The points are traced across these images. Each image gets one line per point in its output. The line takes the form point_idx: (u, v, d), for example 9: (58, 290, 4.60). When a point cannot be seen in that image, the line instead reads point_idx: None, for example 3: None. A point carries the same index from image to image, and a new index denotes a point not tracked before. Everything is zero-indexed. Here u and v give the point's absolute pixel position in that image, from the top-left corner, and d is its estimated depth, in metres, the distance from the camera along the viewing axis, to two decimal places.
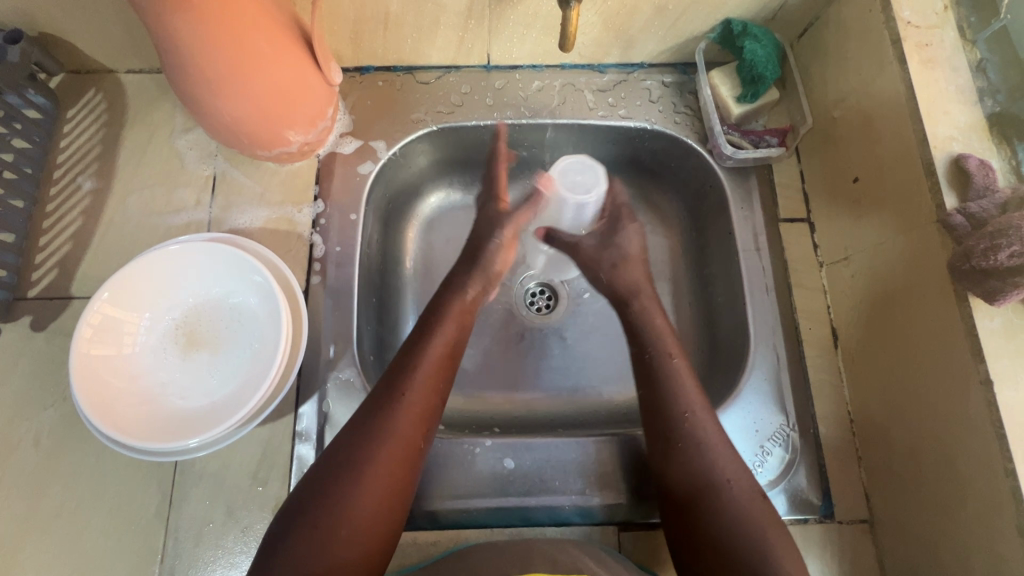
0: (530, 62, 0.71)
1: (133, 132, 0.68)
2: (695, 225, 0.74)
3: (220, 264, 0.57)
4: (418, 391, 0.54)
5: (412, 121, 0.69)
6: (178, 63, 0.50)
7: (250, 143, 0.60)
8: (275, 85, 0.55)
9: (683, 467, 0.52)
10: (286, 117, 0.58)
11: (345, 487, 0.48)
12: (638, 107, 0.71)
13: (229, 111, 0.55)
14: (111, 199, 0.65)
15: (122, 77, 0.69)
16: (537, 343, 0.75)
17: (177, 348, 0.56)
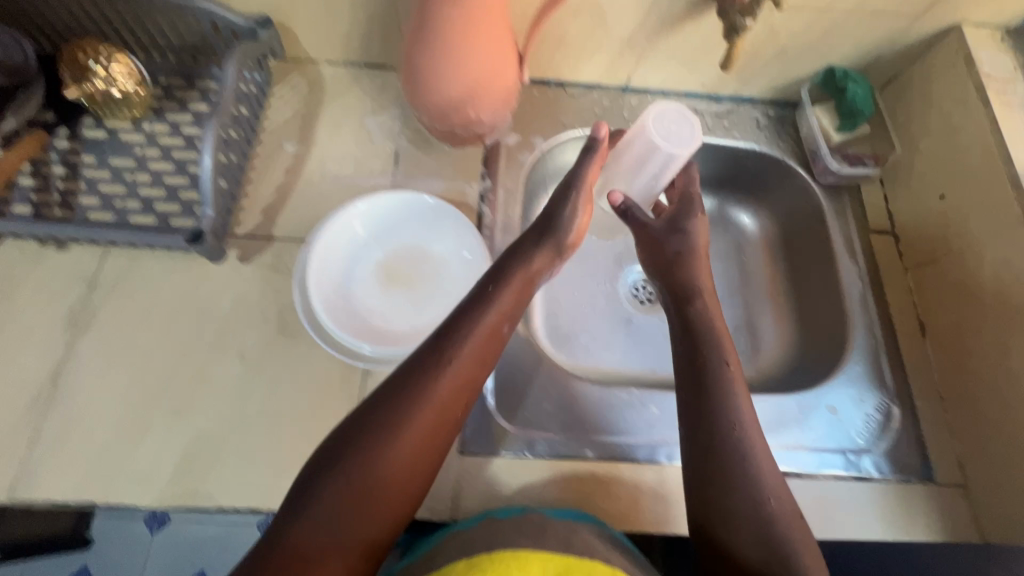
0: (660, 87, 0.85)
1: (328, 110, 0.80)
2: (788, 234, 0.88)
3: (424, 214, 0.70)
4: (463, 362, 0.50)
5: (562, 124, 0.82)
6: (435, 27, 0.62)
7: (444, 114, 0.70)
8: (492, 73, 0.67)
9: (743, 465, 0.54)
10: (480, 102, 0.70)
11: (377, 449, 0.47)
12: (747, 131, 0.86)
13: (452, 90, 0.68)
14: (309, 162, 0.76)
15: (321, 67, 0.82)
16: (645, 327, 0.86)
17: (376, 275, 0.69)
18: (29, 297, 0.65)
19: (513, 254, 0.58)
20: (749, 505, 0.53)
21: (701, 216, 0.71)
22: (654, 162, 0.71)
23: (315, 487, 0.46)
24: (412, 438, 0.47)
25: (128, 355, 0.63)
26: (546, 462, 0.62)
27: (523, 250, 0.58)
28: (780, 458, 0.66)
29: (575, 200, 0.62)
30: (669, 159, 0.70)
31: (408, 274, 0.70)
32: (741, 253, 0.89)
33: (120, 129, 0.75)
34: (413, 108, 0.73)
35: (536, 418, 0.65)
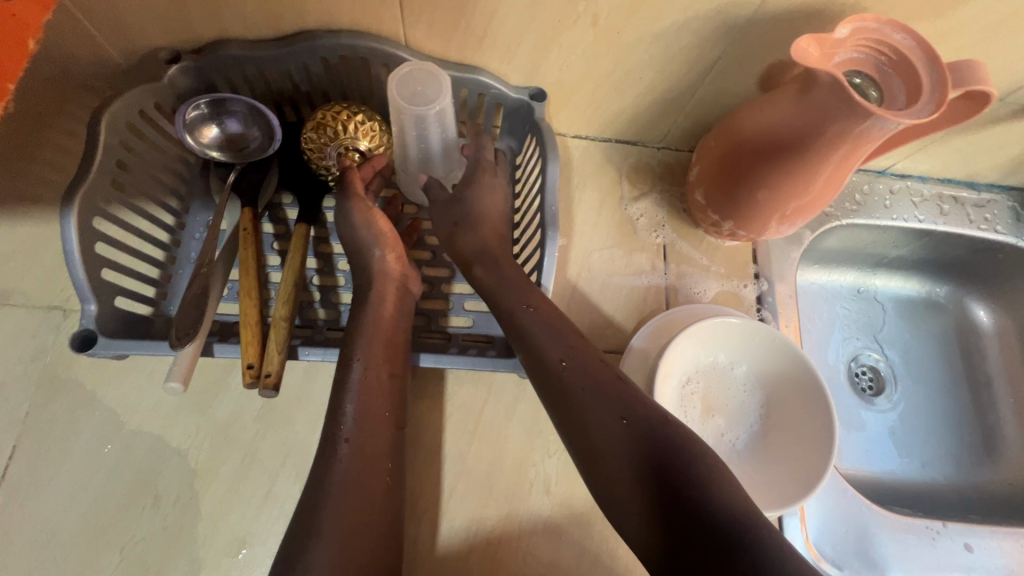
0: (921, 173, 0.80)
1: (584, 194, 0.72)
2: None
3: (767, 353, 0.61)
4: (356, 419, 0.49)
5: (824, 214, 0.77)
6: (790, 121, 0.54)
7: (727, 199, 0.64)
8: (803, 203, 0.61)
9: (622, 441, 0.45)
10: (777, 209, 0.62)
11: (319, 522, 0.43)
12: (1007, 223, 0.81)
13: (758, 198, 0.61)
14: (574, 256, 0.69)
15: (568, 140, 0.75)
16: (873, 420, 0.85)
17: (701, 393, 0.62)
18: (311, 423, 0.58)
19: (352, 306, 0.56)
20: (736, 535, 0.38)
21: (490, 177, 0.64)
22: (414, 129, 0.58)
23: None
24: (349, 511, 0.44)
25: (426, 489, 0.58)
26: None
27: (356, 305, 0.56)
28: None
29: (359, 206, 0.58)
30: (436, 122, 0.58)
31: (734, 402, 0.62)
32: (969, 345, 0.88)
33: None
34: (698, 194, 0.68)
35: (849, 563, 0.60)
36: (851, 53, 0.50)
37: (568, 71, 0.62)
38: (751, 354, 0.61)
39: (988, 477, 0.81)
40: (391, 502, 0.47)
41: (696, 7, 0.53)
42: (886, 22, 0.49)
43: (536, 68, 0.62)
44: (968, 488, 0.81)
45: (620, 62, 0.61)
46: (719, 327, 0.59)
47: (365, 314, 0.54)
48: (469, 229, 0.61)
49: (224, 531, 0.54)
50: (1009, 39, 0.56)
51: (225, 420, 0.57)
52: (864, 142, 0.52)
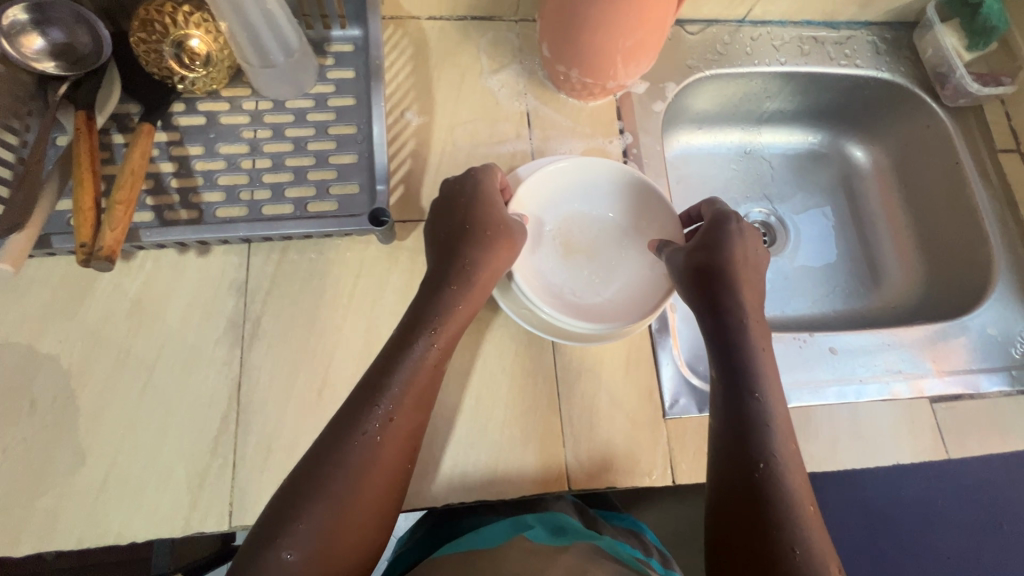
0: (779, 17, 0.81)
1: (442, 72, 0.73)
2: (897, 163, 0.87)
3: (606, 180, 0.67)
4: (404, 413, 0.51)
5: (688, 67, 0.78)
6: None
7: (570, 48, 0.65)
8: (636, 40, 0.62)
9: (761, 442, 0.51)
10: (614, 50, 0.63)
11: (334, 483, 0.47)
12: (868, 58, 0.83)
13: (593, 42, 0.63)
14: (437, 132, 0.70)
15: (423, 23, 0.74)
16: (769, 267, 0.86)
17: (564, 236, 0.68)
18: (182, 315, 0.59)
19: (470, 272, 0.57)
20: (774, 539, 0.47)
21: (742, 229, 0.62)
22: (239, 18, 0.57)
23: (279, 542, 0.45)
24: (361, 498, 0.48)
25: (305, 362, 0.59)
26: None
27: (470, 271, 0.57)
28: (846, 392, 0.66)
29: (489, 262, 0.58)
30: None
31: (597, 232, 0.69)
32: (852, 186, 0.91)
33: (217, 111, 0.67)
34: (545, 49, 0.68)
35: None
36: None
37: None
38: (593, 184, 0.67)
39: (875, 302, 0.84)
40: (402, 482, 0.51)
41: None
42: None
43: None
44: (857, 314, 0.84)
45: None
46: (553, 170, 0.65)
47: (462, 295, 0.56)
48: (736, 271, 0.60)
49: (106, 425, 0.55)
50: None
51: (95, 323, 0.58)
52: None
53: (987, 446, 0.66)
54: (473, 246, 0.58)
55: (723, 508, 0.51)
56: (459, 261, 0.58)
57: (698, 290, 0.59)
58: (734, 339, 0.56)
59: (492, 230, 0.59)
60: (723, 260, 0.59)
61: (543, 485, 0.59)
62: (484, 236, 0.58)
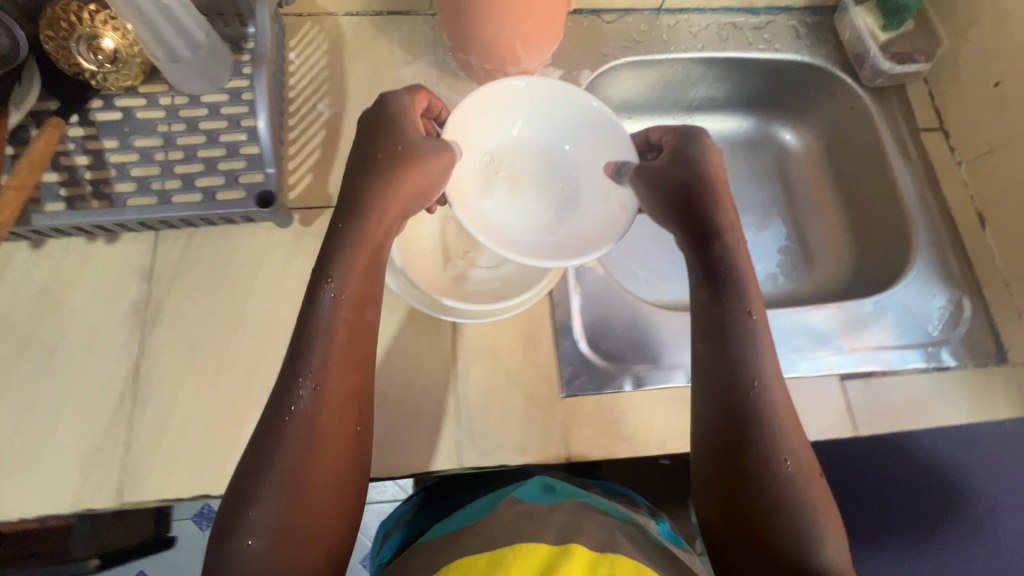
0: (696, 4, 0.81)
1: (356, 66, 0.74)
2: (828, 146, 0.88)
3: (550, 99, 0.66)
4: (337, 369, 0.49)
5: (603, 54, 0.79)
6: None
7: (470, 40, 0.66)
8: (536, 20, 0.64)
9: (748, 383, 0.50)
10: (511, 37, 0.65)
11: (282, 455, 0.46)
12: (789, 42, 0.83)
13: (494, 31, 0.64)
14: (348, 122, 0.71)
15: (340, 19, 0.77)
16: None
17: (506, 166, 0.69)
18: (88, 299, 0.61)
19: (360, 198, 0.54)
20: (754, 467, 0.48)
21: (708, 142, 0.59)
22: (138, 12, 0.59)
23: (240, 531, 0.44)
24: (314, 465, 0.46)
25: (204, 344, 0.61)
26: (649, 393, 0.63)
27: (361, 202, 0.54)
28: None
29: (401, 196, 0.54)
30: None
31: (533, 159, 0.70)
32: (783, 171, 0.91)
33: (134, 105, 0.69)
34: (452, 46, 0.70)
35: (623, 353, 0.65)
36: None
37: None
38: (539, 107, 0.67)
39: (803, 285, 0.83)
40: (363, 439, 0.49)
41: None
42: None
43: None
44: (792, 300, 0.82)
45: None
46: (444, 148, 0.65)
47: (356, 239, 0.53)
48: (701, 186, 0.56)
49: (6, 404, 0.57)
50: None
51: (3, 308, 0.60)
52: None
53: (899, 425, 0.65)
54: (380, 170, 0.55)
55: (712, 461, 0.50)
56: (358, 195, 0.54)
57: (676, 212, 0.57)
58: (718, 280, 0.54)
59: (395, 154, 0.55)
60: (700, 174, 0.57)
61: (434, 464, 0.59)
62: (383, 161, 0.55)
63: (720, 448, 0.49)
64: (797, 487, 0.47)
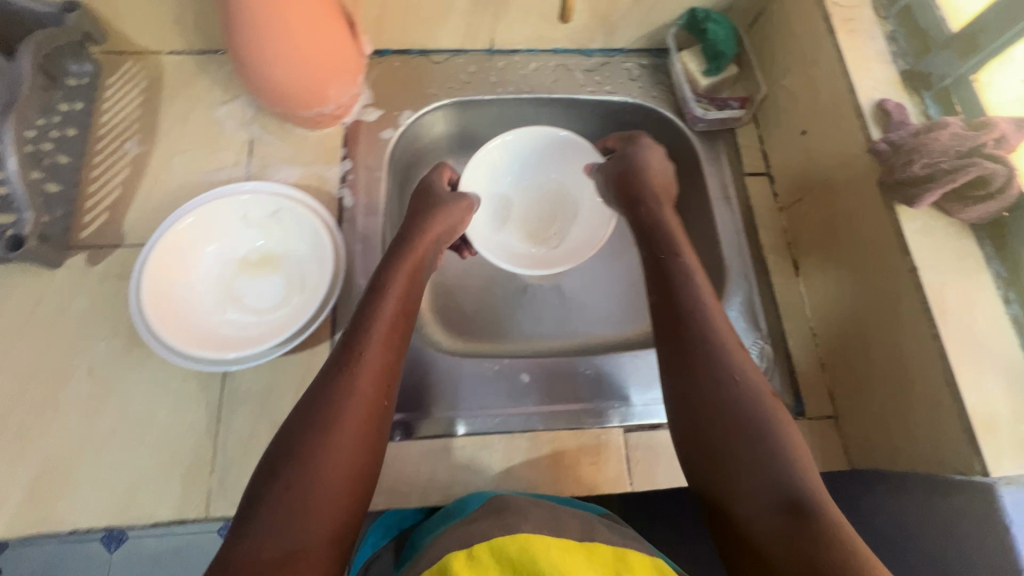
0: (527, 45, 0.82)
1: (173, 104, 0.75)
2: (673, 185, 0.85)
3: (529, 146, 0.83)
4: (369, 375, 0.54)
5: (427, 95, 0.79)
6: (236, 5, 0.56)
7: (259, 91, 0.66)
8: (327, 52, 0.64)
9: (713, 374, 0.54)
10: (299, 84, 0.65)
11: (322, 441, 0.49)
12: (620, 84, 0.83)
13: (283, 76, 0.64)
14: (154, 160, 0.72)
15: (164, 57, 0.77)
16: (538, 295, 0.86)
17: (516, 212, 0.86)
18: None
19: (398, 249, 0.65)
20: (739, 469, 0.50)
21: (652, 148, 0.74)
22: None
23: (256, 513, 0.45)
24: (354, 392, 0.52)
25: None
26: (418, 443, 0.63)
27: (401, 249, 0.65)
28: (528, 420, 0.65)
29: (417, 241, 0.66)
30: None
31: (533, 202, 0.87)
32: None
33: None
34: (256, 98, 0.69)
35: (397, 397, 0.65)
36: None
37: None
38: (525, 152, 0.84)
39: (630, 329, 0.83)
40: (380, 443, 0.53)
41: None
42: None
43: None
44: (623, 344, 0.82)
45: None
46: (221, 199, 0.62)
47: (393, 273, 0.62)
48: (641, 173, 0.71)
49: None
50: None
51: None
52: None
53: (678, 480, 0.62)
54: (415, 215, 0.69)
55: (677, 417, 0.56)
56: (416, 226, 0.67)
57: (631, 209, 0.70)
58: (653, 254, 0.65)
59: (422, 209, 0.70)
60: (643, 172, 0.71)
61: (182, 512, 0.58)
62: (418, 214, 0.69)
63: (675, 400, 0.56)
64: (745, 407, 0.52)
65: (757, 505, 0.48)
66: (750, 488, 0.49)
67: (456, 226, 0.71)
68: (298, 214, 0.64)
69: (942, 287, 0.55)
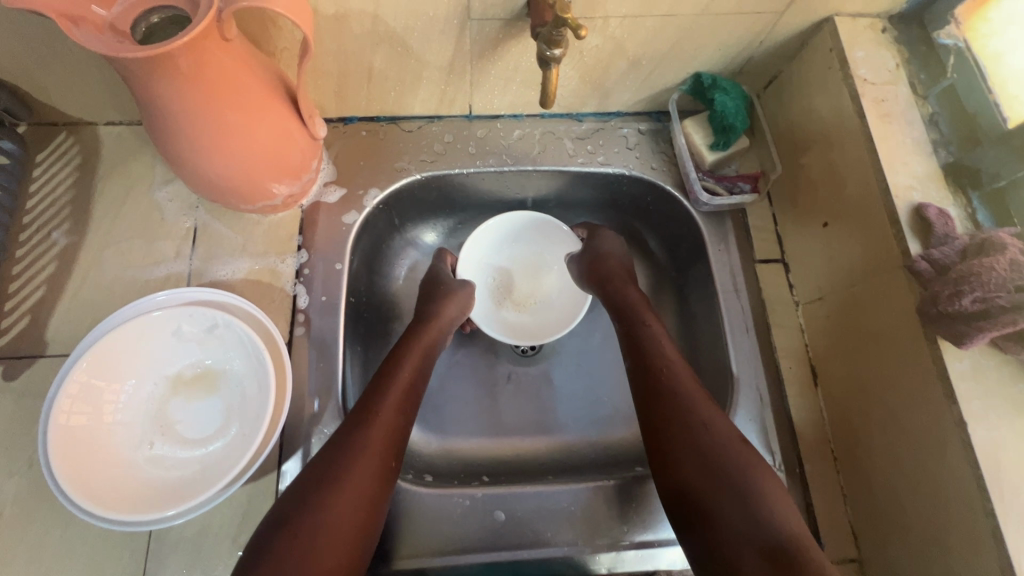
0: (510, 111, 0.72)
1: (109, 185, 0.67)
2: (676, 266, 0.75)
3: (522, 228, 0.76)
4: (373, 450, 0.52)
5: (396, 169, 0.70)
6: (149, 104, 0.46)
7: (192, 187, 0.56)
8: (272, 145, 0.55)
9: (703, 452, 0.50)
10: (237, 178, 0.56)
11: (315, 519, 0.47)
12: (616, 153, 0.72)
13: (215, 172, 0.54)
14: (86, 253, 0.64)
15: (100, 129, 0.69)
16: (523, 384, 0.76)
17: (512, 283, 0.78)
18: None
19: (418, 322, 0.64)
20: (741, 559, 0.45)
21: (603, 234, 0.72)
22: None
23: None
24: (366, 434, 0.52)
25: None
26: None
27: (418, 323, 0.64)
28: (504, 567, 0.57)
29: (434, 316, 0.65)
30: None
31: (532, 270, 0.79)
32: None
33: None
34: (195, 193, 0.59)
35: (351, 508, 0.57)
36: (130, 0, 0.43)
37: None
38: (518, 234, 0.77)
39: (625, 430, 0.73)
40: (375, 520, 0.50)
41: None
42: None
43: None
44: (619, 450, 0.72)
45: (20, 36, 0.54)
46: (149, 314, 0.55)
47: (410, 346, 0.61)
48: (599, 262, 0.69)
49: None
50: None
51: None
52: (209, 68, 0.45)
53: None
54: (422, 301, 0.68)
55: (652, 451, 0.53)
56: (438, 297, 0.68)
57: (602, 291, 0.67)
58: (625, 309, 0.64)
59: (435, 288, 0.69)
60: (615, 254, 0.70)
61: None
62: (430, 294, 0.68)
63: (652, 437, 0.53)
64: (724, 442, 0.50)
65: (742, 549, 0.45)
66: (735, 527, 0.46)
67: (467, 310, 0.69)
68: (237, 332, 0.56)
69: (996, 449, 0.45)
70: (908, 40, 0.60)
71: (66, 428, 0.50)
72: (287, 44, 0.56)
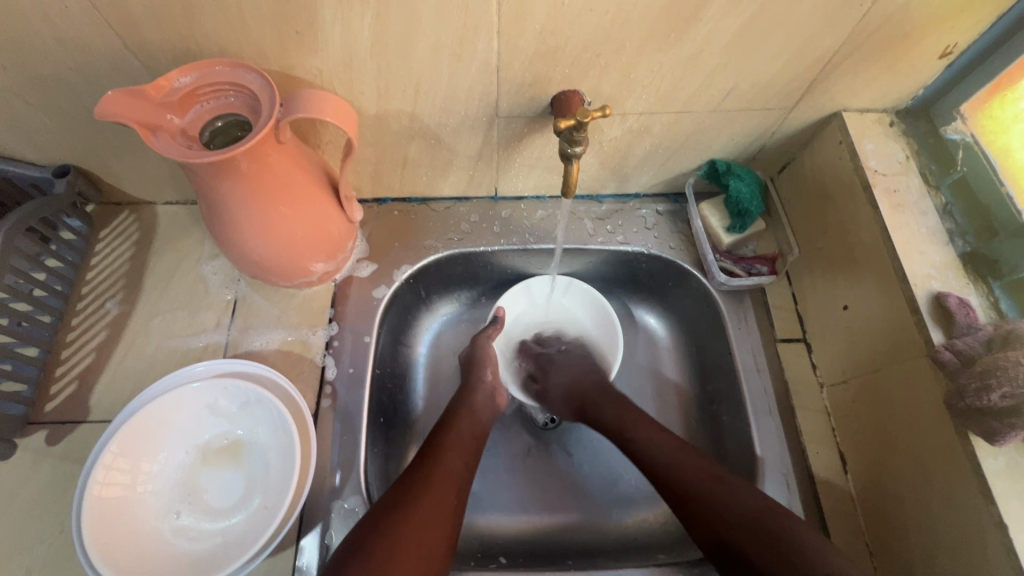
0: (533, 193, 0.76)
1: (160, 258, 0.72)
2: (695, 343, 0.76)
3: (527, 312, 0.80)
4: (442, 485, 0.55)
5: (424, 247, 0.74)
6: (211, 198, 0.51)
7: (241, 267, 0.61)
8: (314, 227, 0.59)
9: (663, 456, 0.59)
10: (283, 255, 0.59)
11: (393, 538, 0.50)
12: (634, 233, 0.75)
13: (260, 253, 0.58)
14: (133, 323, 0.68)
15: (159, 208, 0.75)
16: (542, 460, 0.75)
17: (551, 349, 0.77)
18: None
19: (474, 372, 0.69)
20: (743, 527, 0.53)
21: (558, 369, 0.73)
22: None
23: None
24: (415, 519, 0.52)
25: None
26: None
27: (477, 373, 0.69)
28: None
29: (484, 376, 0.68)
30: None
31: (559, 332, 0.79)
32: (650, 362, 0.78)
33: None
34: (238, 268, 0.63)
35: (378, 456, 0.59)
36: (200, 110, 0.50)
37: (72, 149, 0.63)
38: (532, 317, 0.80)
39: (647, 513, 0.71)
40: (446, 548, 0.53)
41: (90, 72, 0.53)
42: (231, 64, 0.48)
43: (38, 150, 0.63)
44: (641, 534, 0.70)
45: (102, 131, 0.61)
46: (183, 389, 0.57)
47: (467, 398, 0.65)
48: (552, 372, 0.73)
49: None
50: (435, 66, 0.54)
51: None
52: (263, 165, 0.50)
53: None
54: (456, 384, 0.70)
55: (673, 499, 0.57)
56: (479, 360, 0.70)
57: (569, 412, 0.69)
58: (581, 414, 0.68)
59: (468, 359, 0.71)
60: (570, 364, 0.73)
61: None
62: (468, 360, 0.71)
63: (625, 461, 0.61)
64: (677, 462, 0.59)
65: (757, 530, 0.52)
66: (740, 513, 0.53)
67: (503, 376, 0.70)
68: (267, 406, 0.58)
69: None
70: (916, 132, 0.63)
71: (103, 495, 0.52)
72: (332, 138, 0.61)
